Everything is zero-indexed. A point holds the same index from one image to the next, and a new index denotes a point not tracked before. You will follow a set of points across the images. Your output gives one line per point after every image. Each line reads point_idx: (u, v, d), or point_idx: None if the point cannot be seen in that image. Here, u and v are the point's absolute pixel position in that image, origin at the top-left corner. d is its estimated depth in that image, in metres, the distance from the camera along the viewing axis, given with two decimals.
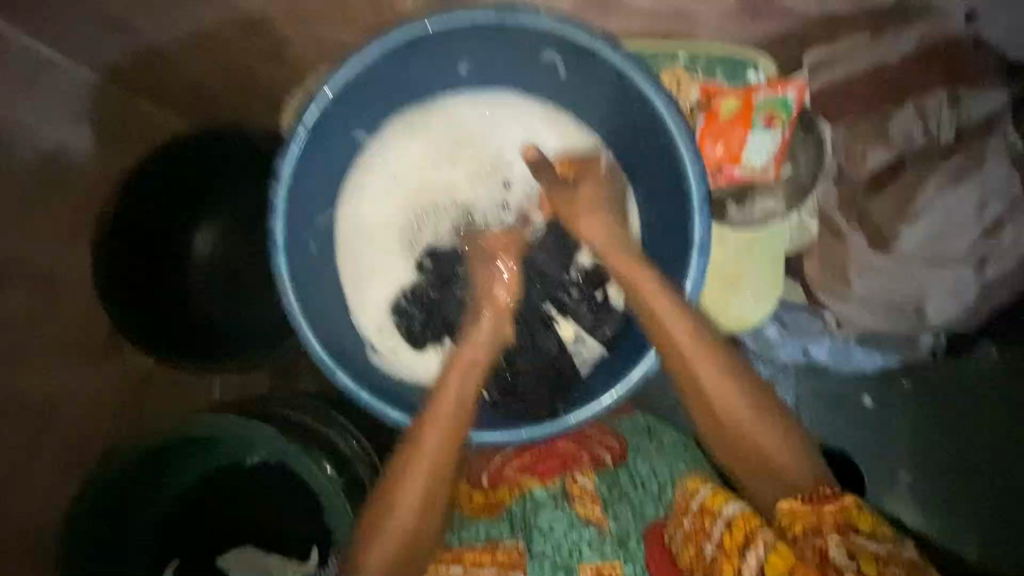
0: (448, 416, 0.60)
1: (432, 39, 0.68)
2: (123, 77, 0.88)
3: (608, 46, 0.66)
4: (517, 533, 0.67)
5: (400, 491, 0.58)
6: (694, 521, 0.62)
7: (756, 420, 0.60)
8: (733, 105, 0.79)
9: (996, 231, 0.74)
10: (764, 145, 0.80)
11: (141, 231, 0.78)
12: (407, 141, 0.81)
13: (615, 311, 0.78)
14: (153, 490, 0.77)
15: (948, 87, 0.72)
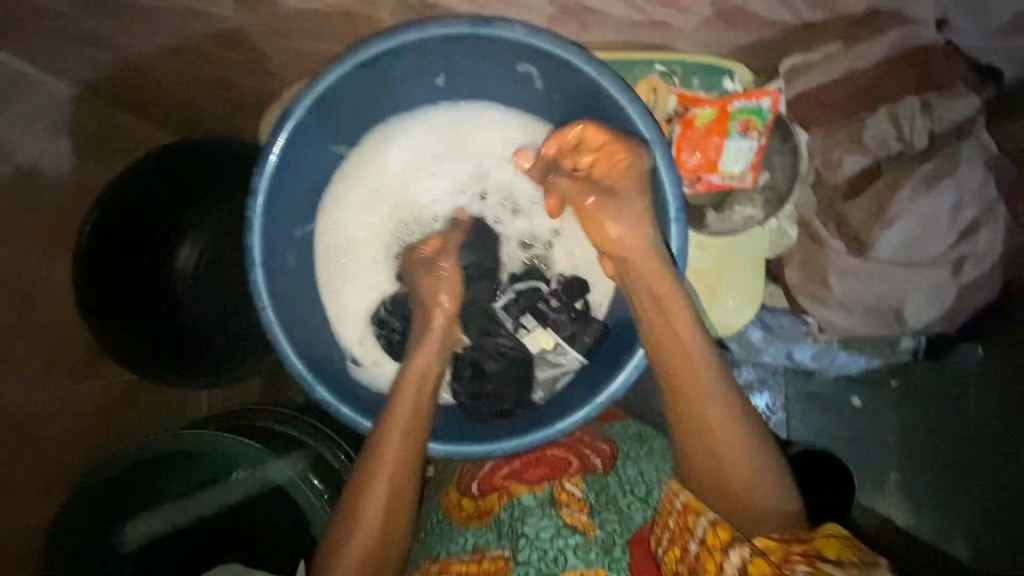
0: (401, 425, 0.65)
1: (406, 53, 0.66)
2: (106, 92, 0.94)
3: (584, 58, 0.63)
4: (505, 542, 0.70)
5: (364, 511, 0.62)
6: (679, 521, 0.62)
7: (717, 423, 0.62)
8: (709, 113, 0.77)
9: (970, 234, 0.78)
10: (740, 155, 0.78)
11: (127, 235, 0.93)
12: (385, 150, 0.79)
13: (595, 320, 0.79)
14: (150, 493, 0.87)
15: (920, 94, 0.73)
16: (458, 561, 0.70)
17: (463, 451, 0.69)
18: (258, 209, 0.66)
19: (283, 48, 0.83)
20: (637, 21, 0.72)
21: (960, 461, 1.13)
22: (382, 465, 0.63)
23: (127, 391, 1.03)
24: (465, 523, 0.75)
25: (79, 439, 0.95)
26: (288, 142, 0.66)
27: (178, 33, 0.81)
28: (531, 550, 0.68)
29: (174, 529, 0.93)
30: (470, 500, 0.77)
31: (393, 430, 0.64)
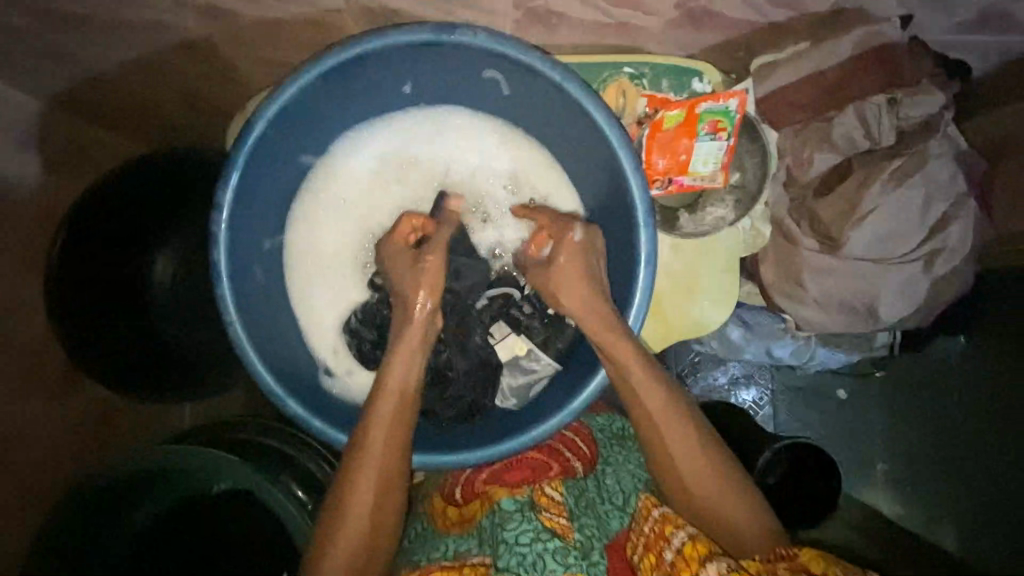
0: (388, 420, 0.64)
1: (370, 60, 0.65)
2: (77, 105, 0.92)
3: (547, 63, 0.62)
4: (484, 548, 0.68)
5: (348, 516, 0.61)
6: (655, 528, 0.63)
7: (678, 446, 0.64)
8: (676, 116, 0.75)
9: (940, 229, 0.79)
10: (710, 155, 0.78)
11: (99, 237, 0.90)
12: (353, 160, 0.78)
13: (568, 326, 0.80)
14: (135, 508, 0.86)
15: (886, 91, 0.74)
16: (438, 566, 0.68)
17: (440, 459, 0.69)
18: (224, 223, 0.65)
19: (251, 58, 0.82)
20: (604, 24, 0.73)
21: (952, 454, 1.12)
22: (367, 468, 0.62)
23: (103, 412, 1.01)
24: (447, 531, 0.74)
25: (54, 458, 0.93)
26: (251, 153, 0.65)
27: (144, 44, 0.80)
28: (510, 556, 0.64)
29: (162, 545, 0.91)
30: (456, 508, 0.77)
31: (376, 433, 0.64)
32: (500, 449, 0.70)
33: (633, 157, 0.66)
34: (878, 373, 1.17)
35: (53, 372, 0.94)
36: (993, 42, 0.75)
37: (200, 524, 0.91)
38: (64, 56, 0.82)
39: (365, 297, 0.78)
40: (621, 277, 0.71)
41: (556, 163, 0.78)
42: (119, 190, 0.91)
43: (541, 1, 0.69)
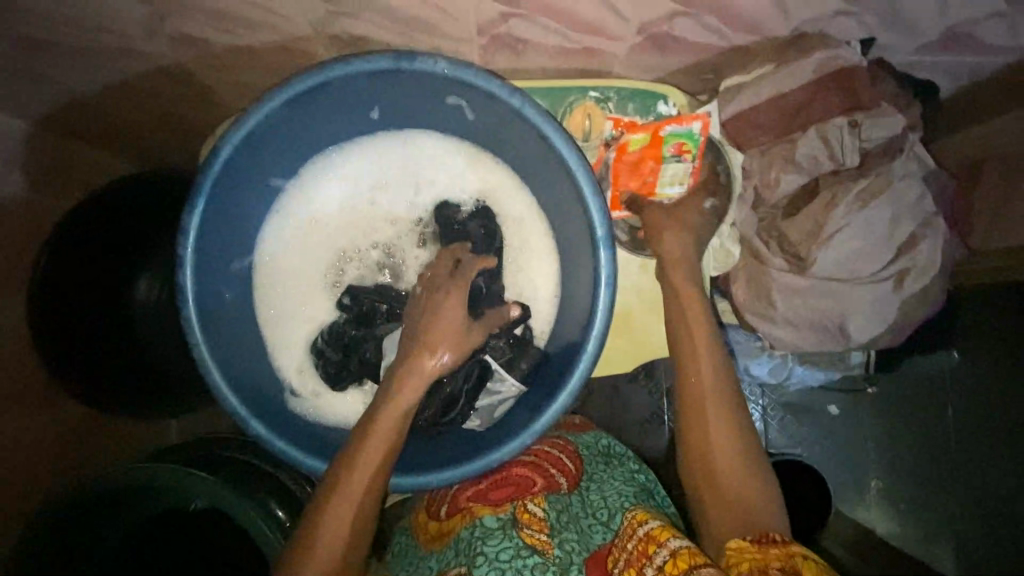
0: (393, 422, 0.62)
1: (338, 86, 0.66)
2: (70, 121, 0.91)
3: (506, 89, 0.64)
4: (460, 562, 0.68)
5: (330, 526, 0.60)
6: (638, 546, 0.65)
7: (716, 416, 0.66)
8: (641, 140, 0.78)
9: (910, 247, 0.79)
10: (677, 176, 0.80)
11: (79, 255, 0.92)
12: (322, 182, 0.79)
13: (534, 346, 0.80)
14: (106, 530, 0.85)
15: (847, 113, 0.75)
16: None
17: (423, 482, 0.69)
18: (190, 245, 0.66)
19: (227, 80, 0.84)
20: (568, 49, 0.74)
21: (946, 466, 1.14)
22: (353, 479, 0.60)
23: (85, 425, 1.02)
24: (429, 546, 0.75)
25: (33, 470, 0.93)
26: (217, 178, 0.66)
27: (124, 70, 0.82)
28: (489, 568, 0.65)
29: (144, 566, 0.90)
30: (437, 523, 0.77)
31: (365, 444, 0.62)
32: (471, 469, 0.69)
33: (592, 179, 0.66)
34: (869, 389, 1.14)
35: (37, 383, 0.94)
36: (957, 63, 0.76)
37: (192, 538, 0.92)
38: (45, 80, 0.83)
39: (335, 318, 0.80)
40: (583, 303, 0.72)
41: (522, 185, 0.79)
42: (118, 198, 0.96)
43: (503, 27, 0.70)
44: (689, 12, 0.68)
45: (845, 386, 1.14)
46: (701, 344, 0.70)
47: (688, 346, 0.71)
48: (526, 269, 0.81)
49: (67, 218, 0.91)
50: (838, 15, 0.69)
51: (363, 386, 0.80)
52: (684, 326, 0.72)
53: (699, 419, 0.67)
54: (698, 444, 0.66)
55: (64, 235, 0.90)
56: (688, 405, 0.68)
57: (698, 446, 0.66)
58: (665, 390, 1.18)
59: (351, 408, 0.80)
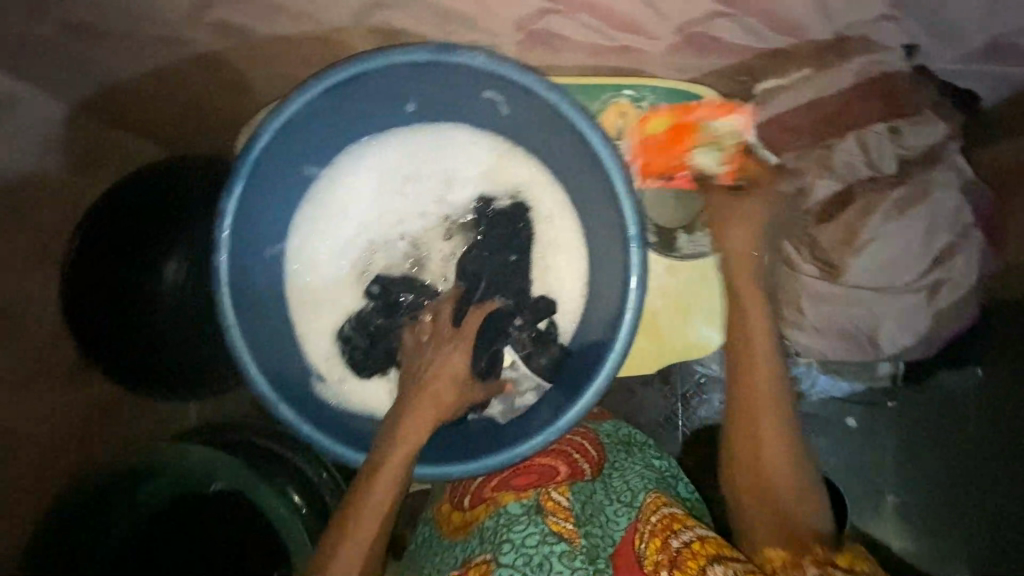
0: (414, 438, 0.63)
1: (375, 76, 0.67)
2: (98, 109, 0.97)
3: (544, 84, 0.64)
4: (486, 548, 0.73)
5: (362, 515, 0.61)
6: (662, 521, 0.71)
7: (767, 403, 0.68)
8: (667, 121, 0.79)
9: (946, 259, 0.78)
10: (710, 159, 0.79)
11: (102, 244, 0.95)
12: (353, 171, 0.80)
13: (557, 343, 0.80)
14: (124, 510, 0.91)
15: (886, 119, 0.75)
16: None
17: (446, 471, 0.69)
18: (226, 230, 0.67)
19: (264, 72, 0.85)
20: (605, 48, 0.74)
21: None
22: (386, 470, 0.62)
23: (110, 412, 1.06)
24: (454, 536, 0.80)
25: (54, 458, 0.97)
26: (255, 163, 0.67)
27: (162, 58, 0.84)
28: (516, 555, 0.70)
29: (145, 567, 0.91)
30: (461, 513, 0.83)
31: (393, 437, 0.64)
32: (488, 463, 0.70)
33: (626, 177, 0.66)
34: (890, 403, 1.11)
35: (60, 366, 0.99)
36: None
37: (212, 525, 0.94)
38: (85, 67, 0.86)
39: (362, 305, 0.81)
40: (611, 303, 0.72)
41: (554, 181, 0.79)
42: (118, 200, 0.97)
43: (542, 23, 0.70)
44: (730, 12, 0.67)
45: (863, 399, 1.12)
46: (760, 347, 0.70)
47: (747, 350, 0.70)
48: (555, 267, 0.81)
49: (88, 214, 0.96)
50: (882, 21, 0.68)
51: (387, 375, 0.80)
52: (747, 323, 0.71)
53: (750, 423, 0.68)
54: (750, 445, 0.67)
55: (85, 234, 0.95)
56: (740, 401, 0.69)
57: (748, 446, 0.68)
58: (683, 396, 1.18)
59: (371, 400, 0.79)
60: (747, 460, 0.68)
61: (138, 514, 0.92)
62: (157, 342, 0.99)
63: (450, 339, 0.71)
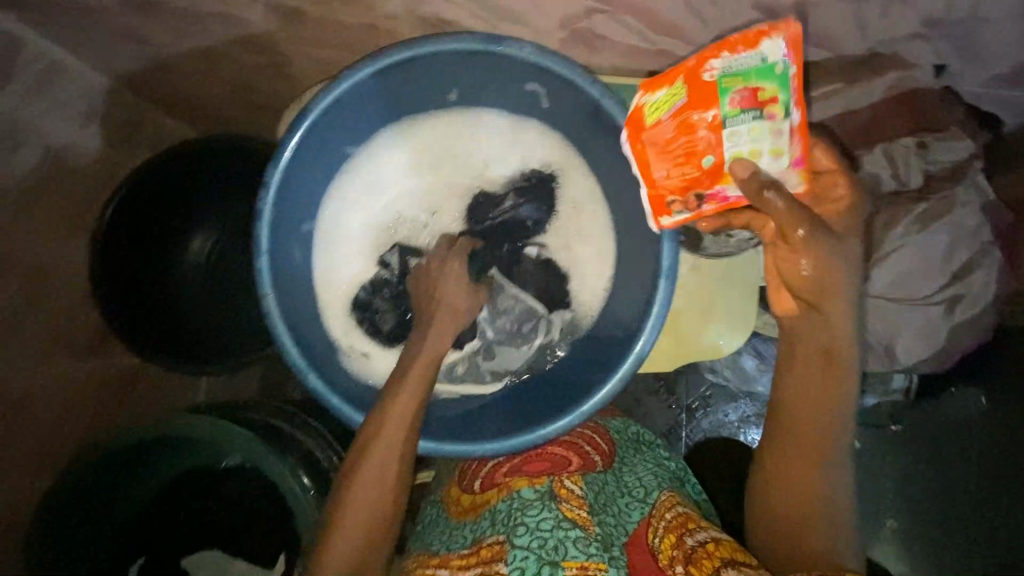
0: (408, 401, 0.68)
1: (425, 62, 0.69)
2: (137, 84, 1.00)
3: (589, 78, 0.66)
4: (500, 530, 0.74)
5: (377, 455, 0.66)
6: (677, 518, 0.76)
7: (825, 424, 0.65)
8: (677, 95, 0.62)
9: (965, 275, 0.79)
10: (757, 151, 0.61)
11: (133, 225, 1.00)
12: (390, 150, 0.82)
13: (566, 310, 0.84)
14: (132, 492, 0.91)
15: (915, 133, 0.76)
16: (458, 555, 0.76)
17: (453, 449, 0.71)
18: (269, 203, 0.69)
19: (306, 55, 0.87)
20: (643, 50, 0.76)
21: None
22: (387, 431, 0.67)
23: (121, 386, 1.07)
24: (462, 517, 0.83)
25: (66, 433, 0.97)
26: (303, 137, 0.69)
27: (208, 36, 0.86)
28: (530, 537, 0.71)
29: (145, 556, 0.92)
30: (470, 495, 0.85)
31: (405, 383, 0.69)
32: (501, 446, 0.71)
33: None
34: (893, 427, 1.12)
35: (80, 336, 1.01)
36: None
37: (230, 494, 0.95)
38: (129, 40, 0.88)
39: (375, 271, 0.84)
40: (640, 294, 0.74)
41: (585, 173, 0.81)
42: (143, 183, 0.98)
43: (585, 22, 0.72)
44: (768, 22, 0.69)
45: (868, 421, 1.13)
46: (828, 377, 0.65)
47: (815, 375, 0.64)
48: (573, 250, 0.84)
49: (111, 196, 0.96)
50: (913, 39, 0.69)
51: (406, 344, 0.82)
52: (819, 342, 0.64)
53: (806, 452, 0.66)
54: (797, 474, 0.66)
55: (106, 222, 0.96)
56: (798, 428, 0.66)
57: (800, 468, 0.66)
58: (687, 408, 1.22)
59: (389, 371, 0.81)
60: (796, 484, 0.67)
61: (140, 499, 0.93)
62: (181, 305, 1.07)
63: (445, 259, 0.77)
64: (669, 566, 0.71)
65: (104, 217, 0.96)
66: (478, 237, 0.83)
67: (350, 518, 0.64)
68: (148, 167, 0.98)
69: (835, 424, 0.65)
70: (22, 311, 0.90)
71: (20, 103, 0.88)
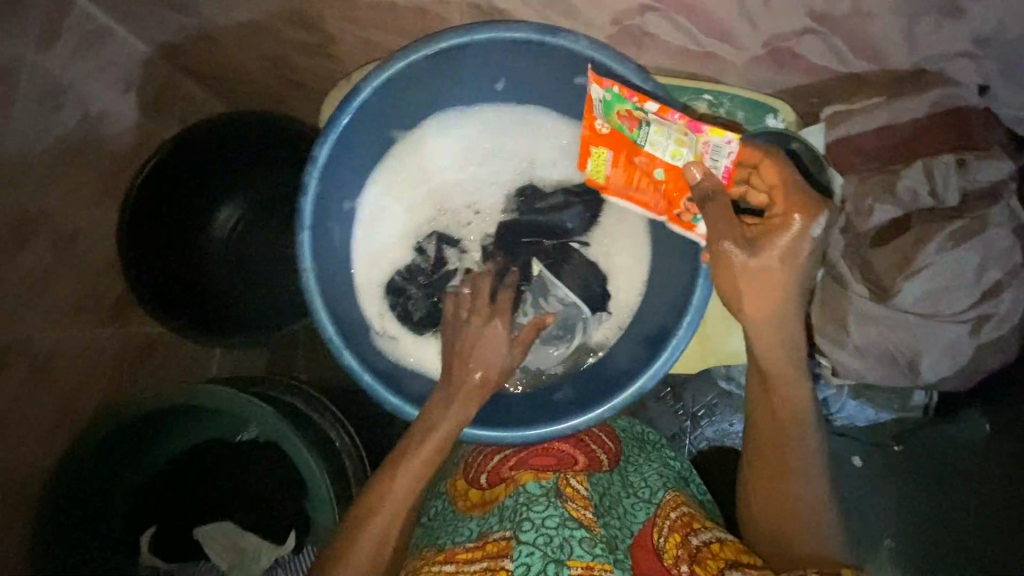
0: (444, 431, 0.69)
1: (477, 50, 0.71)
2: (177, 54, 1.00)
3: (641, 75, 0.67)
4: (506, 526, 0.71)
5: (420, 450, 0.69)
6: (681, 519, 0.75)
7: (795, 422, 0.70)
8: (600, 153, 0.74)
9: (994, 294, 0.79)
10: (681, 144, 0.67)
11: (158, 202, 0.99)
12: (436, 134, 0.83)
13: (605, 313, 0.84)
14: (148, 458, 0.93)
15: (956, 151, 0.76)
16: (463, 548, 0.72)
17: (482, 436, 0.73)
18: (315, 179, 0.71)
19: (352, 36, 0.87)
20: (691, 52, 0.77)
21: None
22: (420, 453, 0.69)
23: (140, 354, 1.07)
24: (469, 512, 0.80)
25: (88, 394, 0.98)
26: (353, 116, 0.71)
27: (256, 9, 0.86)
28: (537, 534, 0.68)
29: (155, 517, 0.95)
30: (478, 491, 0.82)
31: (456, 393, 0.70)
32: (526, 436, 0.73)
33: None
34: (896, 447, 1.08)
35: (105, 301, 1.01)
36: None
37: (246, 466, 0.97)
38: (175, 7, 0.88)
39: (411, 257, 0.86)
40: (676, 292, 0.75)
41: None
42: (171, 159, 0.96)
43: (637, 19, 0.73)
44: (819, 29, 0.70)
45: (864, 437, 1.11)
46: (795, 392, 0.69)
47: (773, 378, 0.68)
48: (608, 249, 0.85)
49: (140, 169, 0.95)
50: (959, 57, 0.70)
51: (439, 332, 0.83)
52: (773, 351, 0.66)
53: (781, 459, 0.71)
54: (777, 479, 0.71)
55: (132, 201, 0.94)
56: (772, 424, 0.71)
57: (775, 459, 0.71)
58: (693, 415, 1.17)
59: (417, 355, 0.83)
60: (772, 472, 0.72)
61: (155, 464, 0.94)
62: (204, 279, 1.07)
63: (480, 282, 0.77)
64: (674, 565, 0.70)
65: (135, 184, 0.95)
66: (512, 233, 0.85)
67: (374, 521, 0.68)
68: (174, 146, 0.95)
69: (810, 434, 0.70)
70: (52, 268, 0.91)
71: (64, 64, 0.89)
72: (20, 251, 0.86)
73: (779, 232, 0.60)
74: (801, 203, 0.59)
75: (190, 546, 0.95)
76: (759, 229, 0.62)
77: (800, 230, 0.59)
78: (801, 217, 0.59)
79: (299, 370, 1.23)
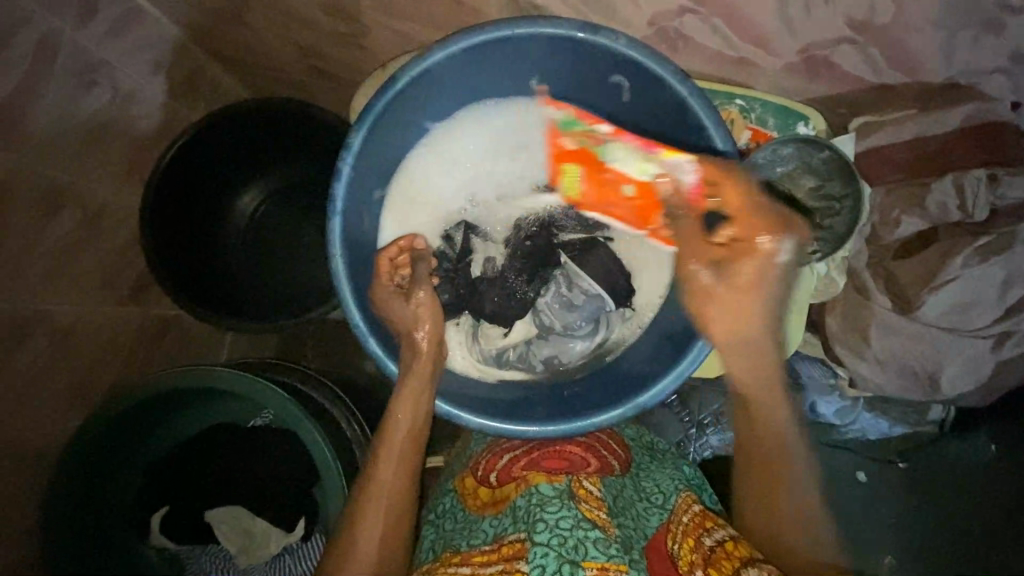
0: (412, 406, 0.75)
1: (514, 44, 0.71)
2: (208, 39, 1.01)
3: (678, 75, 0.67)
4: (520, 528, 0.70)
5: (393, 434, 0.75)
6: (694, 519, 0.73)
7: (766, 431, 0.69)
8: (571, 171, 0.76)
9: (1017, 312, 0.78)
10: (643, 161, 0.69)
11: (182, 184, 1.00)
12: (468, 127, 0.84)
13: (629, 307, 0.85)
14: (156, 436, 0.94)
15: (988, 166, 0.75)
16: (479, 551, 0.71)
17: (494, 427, 0.74)
18: (347, 165, 0.72)
19: (384, 26, 0.88)
20: (725, 57, 0.77)
21: None
22: (392, 435, 0.74)
23: (154, 335, 1.06)
24: (481, 511, 0.78)
25: (104, 373, 0.98)
26: (388, 104, 0.71)
27: None
28: (551, 535, 0.67)
29: (163, 497, 0.95)
30: (488, 489, 0.80)
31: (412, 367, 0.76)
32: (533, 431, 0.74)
33: (730, 152, 0.69)
34: (899, 463, 1.07)
35: (124, 281, 1.01)
36: None
37: (254, 455, 0.95)
38: None
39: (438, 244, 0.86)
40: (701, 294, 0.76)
41: None
42: (195, 141, 0.96)
43: (674, 21, 0.74)
44: (857, 39, 0.70)
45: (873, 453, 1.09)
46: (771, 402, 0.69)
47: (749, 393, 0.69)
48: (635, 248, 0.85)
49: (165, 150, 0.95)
50: (994, 73, 0.70)
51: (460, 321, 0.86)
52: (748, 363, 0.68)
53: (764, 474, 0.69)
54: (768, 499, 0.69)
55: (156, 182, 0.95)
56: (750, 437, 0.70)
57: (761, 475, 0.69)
58: (699, 423, 1.14)
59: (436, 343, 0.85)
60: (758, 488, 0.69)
61: (165, 443, 0.95)
62: (221, 262, 1.08)
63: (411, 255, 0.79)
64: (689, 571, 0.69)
65: (158, 167, 0.94)
66: (539, 226, 0.86)
67: (370, 510, 0.71)
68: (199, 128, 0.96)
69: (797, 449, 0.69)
70: (75, 244, 0.92)
71: (99, 43, 0.89)
72: (49, 224, 0.87)
73: (747, 255, 0.63)
74: (762, 225, 0.62)
75: (201, 528, 0.95)
76: (723, 251, 0.65)
77: (767, 249, 0.62)
78: (765, 237, 0.62)
79: (308, 359, 1.22)
